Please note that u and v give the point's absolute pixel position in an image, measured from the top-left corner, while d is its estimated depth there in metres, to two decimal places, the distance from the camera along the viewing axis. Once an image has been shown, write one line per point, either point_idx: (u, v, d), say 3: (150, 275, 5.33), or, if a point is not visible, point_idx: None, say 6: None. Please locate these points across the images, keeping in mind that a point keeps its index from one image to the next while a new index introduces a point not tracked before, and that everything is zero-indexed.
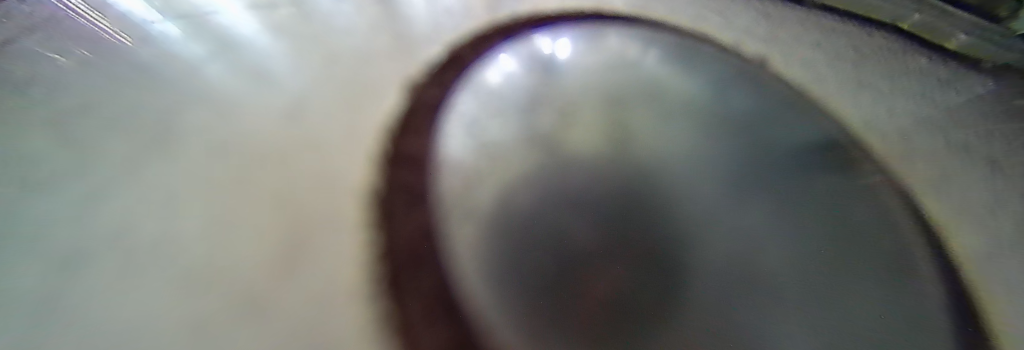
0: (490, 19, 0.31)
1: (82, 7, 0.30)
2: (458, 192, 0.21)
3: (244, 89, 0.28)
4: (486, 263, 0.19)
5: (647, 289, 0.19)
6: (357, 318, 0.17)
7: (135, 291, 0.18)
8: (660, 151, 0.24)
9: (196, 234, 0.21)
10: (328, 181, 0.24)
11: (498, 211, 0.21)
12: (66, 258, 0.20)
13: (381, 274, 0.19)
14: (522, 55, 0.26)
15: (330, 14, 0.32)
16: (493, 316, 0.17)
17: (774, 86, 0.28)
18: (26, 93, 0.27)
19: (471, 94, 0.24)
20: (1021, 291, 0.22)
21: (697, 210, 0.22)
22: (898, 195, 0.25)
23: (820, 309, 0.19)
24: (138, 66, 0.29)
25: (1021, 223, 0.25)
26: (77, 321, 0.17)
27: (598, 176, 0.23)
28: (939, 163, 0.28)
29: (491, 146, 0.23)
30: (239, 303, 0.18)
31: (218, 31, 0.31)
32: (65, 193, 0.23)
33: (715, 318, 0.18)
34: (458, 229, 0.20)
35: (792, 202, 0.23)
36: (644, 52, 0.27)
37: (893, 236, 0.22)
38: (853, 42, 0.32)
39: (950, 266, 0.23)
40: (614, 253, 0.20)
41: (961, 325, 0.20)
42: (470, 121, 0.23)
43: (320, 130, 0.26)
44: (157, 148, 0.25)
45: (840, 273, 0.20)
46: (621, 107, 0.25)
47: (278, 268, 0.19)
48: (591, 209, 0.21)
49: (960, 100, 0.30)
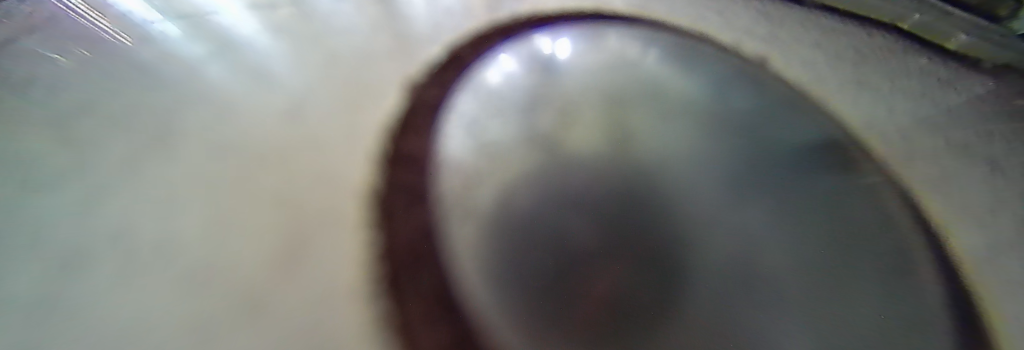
0: (490, 19, 0.31)
1: (82, 7, 0.30)
2: (458, 192, 0.21)
3: (243, 87, 0.28)
4: (486, 264, 0.19)
5: (647, 289, 0.19)
6: (357, 318, 0.18)
7: (138, 291, 0.18)
8: (659, 151, 0.24)
9: (196, 234, 0.21)
10: (328, 180, 0.24)
11: (499, 210, 0.21)
12: (66, 258, 0.20)
13: (381, 274, 0.20)
14: (522, 55, 0.26)
15: (330, 14, 0.32)
16: (492, 316, 0.17)
17: (774, 86, 0.28)
18: (27, 94, 0.27)
19: (471, 94, 0.24)
20: (1016, 290, 0.23)
21: (698, 211, 0.22)
22: (898, 195, 0.25)
23: (818, 309, 0.19)
24: (137, 66, 0.29)
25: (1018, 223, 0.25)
26: (81, 323, 0.17)
27: (599, 175, 0.22)
28: (939, 163, 0.28)
29: (491, 146, 0.23)
30: (239, 302, 0.18)
31: (217, 30, 0.30)
32: (62, 193, 0.23)
33: (712, 316, 0.19)
34: (457, 228, 0.20)
35: (792, 201, 0.23)
36: (643, 52, 0.27)
37: (892, 235, 0.23)
38: (852, 41, 0.32)
39: (951, 266, 0.23)
40: (615, 252, 0.20)
41: (957, 327, 0.20)
42: (470, 121, 0.23)
43: (320, 129, 0.26)
44: (158, 149, 0.25)
45: (841, 272, 0.20)
46: (621, 106, 0.25)
47: (278, 268, 0.19)
48: (591, 209, 0.21)
49: (961, 100, 0.30)
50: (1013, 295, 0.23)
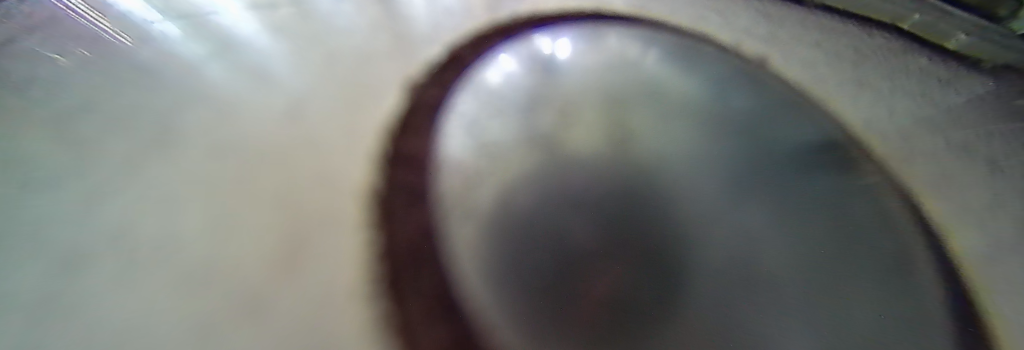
0: (490, 19, 0.31)
1: (82, 7, 0.30)
2: (458, 192, 0.21)
3: (243, 87, 0.28)
4: (486, 264, 0.19)
5: (647, 289, 0.19)
6: (357, 319, 0.18)
7: (138, 291, 0.18)
8: (659, 151, 0.24)
9: (196, 234, 0.21)
10: (328, 180, 0.24)
11: (499, 210, 0.21)
12: (66, 258, 0.20)
13: (381, 275, 0.20)
14: (522, 55, 0.26)
15: (330, 14, 0.32)
16: (493, 316, 0.17)
17: (775, 85, 0.28)
18: (26, 94, 0.27)
19: (471, 94, 0.24)
20: (1016, 290, 0.23)
21: (698, 211, 0.22)
22: (898, 196, 0.25)
23: (816, 309, 0.19)
24: (137, 66, 0.29)
25: (1017, 223, 0.25)
26: (82, 323, 0.17)
27: (599, 175, 0.22)
28: (939, 163, 0.28)
29: (491, 146, 0.22)
30: (239, 303, 0.18)
31: (218, 30, 0.31)
32: (61, 193, 0.23)
33: (711, 316, 0.19)
34: (457, 228, 0.20)
35: (792, 201, 0.23)
36: (644, 53, 0.27)
37: (893, 236, 0.23)
38: (852, 42, 0.32)
39: (951, 266, 0.23)
40: (615, 252, 0.20)
41: (959, 327, 0.20)
42: (470, 121, 0.23)
43: (320, 129, 0.26)
44: (158, 149, 0.25)
45: (841, 273, 0.20)
46: (621, 106, 0.25)
47: (277, 268, 0.19)
48: (591, 209, 0.21)
49: (961, 100, 0.30)
50: (1013, 296, 0.23)
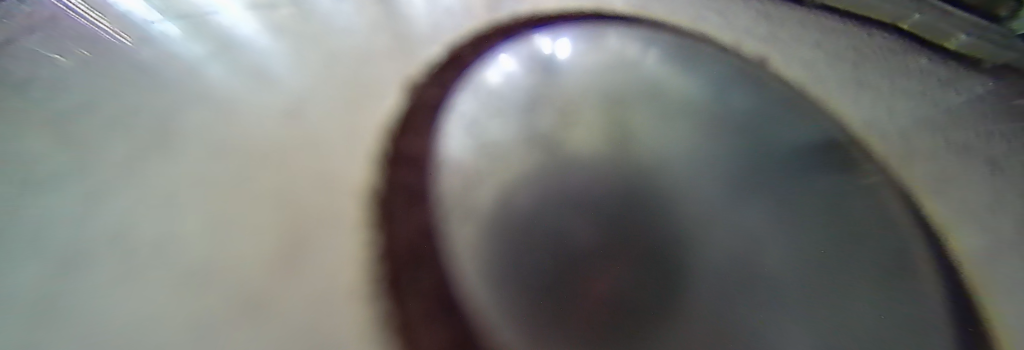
0: (490, 19, 0.31)
1: (82, 7, 0.30)
2: (458, 193, 0.20)
3: (241, 87, 0.28)
4: (486, 265, 0.19)
5: (644, 289, 0.19)
6: (358, 318, 0.18)
7: (138, 291, 0.18)
8: (660, 152, 0.24)
9: (196, 234, 0.21)
10: (328, 181, 0.24)
11: (500, 210, 0.20)
12: (68, 259, 0.20)
13: (381, 275, 0.20)
14: (523, 55, 0.26)
15: (330, 14, 0.32)
16: (494, 318, 0.17)
17: (775, 85, 0.28)
18: (26, 96, 0.27)
19: (471, 94, 0.24)
20: (1002, 291, 0.24)
21: (699, 211, 0.22)
22: (899, 196, 0.25)
23: (818, 309, 0.19)
24: (138, 65, 0.29)
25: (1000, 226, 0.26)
26: (87, 323, 0.17)
27: (598, 175, 0.23)
28: (938, 164, 0.28)
29: (491, 148, 0.21)
30: (241, 303, 0.18)
31: (218, 30, 0.30)
32: (62, 194, 0.23)
33: (709, 316, 0.19)
34: (457, 229, 0.19)
35: (794, 203, 0.23)
36: (644, 52, 0.27)
37: (894, 236, 0.23)
38: (853, 41, 0.32)
39: (950, 265, 0.23)
40: (614, 253, 0.20)
41: (954, 325, 0.20)
42: (470, 121, 0.23)
43: (320, 128, 0.26)
44: (157, 148, 0.25)
45: (843, 273, 0.20)
46: (622, 106, 0.25)
47: (277, 269, 0.19)
48: (591, 210, 0.21)
49: (962, 100, 0.30)
50: (1000, 295, 0.23)
